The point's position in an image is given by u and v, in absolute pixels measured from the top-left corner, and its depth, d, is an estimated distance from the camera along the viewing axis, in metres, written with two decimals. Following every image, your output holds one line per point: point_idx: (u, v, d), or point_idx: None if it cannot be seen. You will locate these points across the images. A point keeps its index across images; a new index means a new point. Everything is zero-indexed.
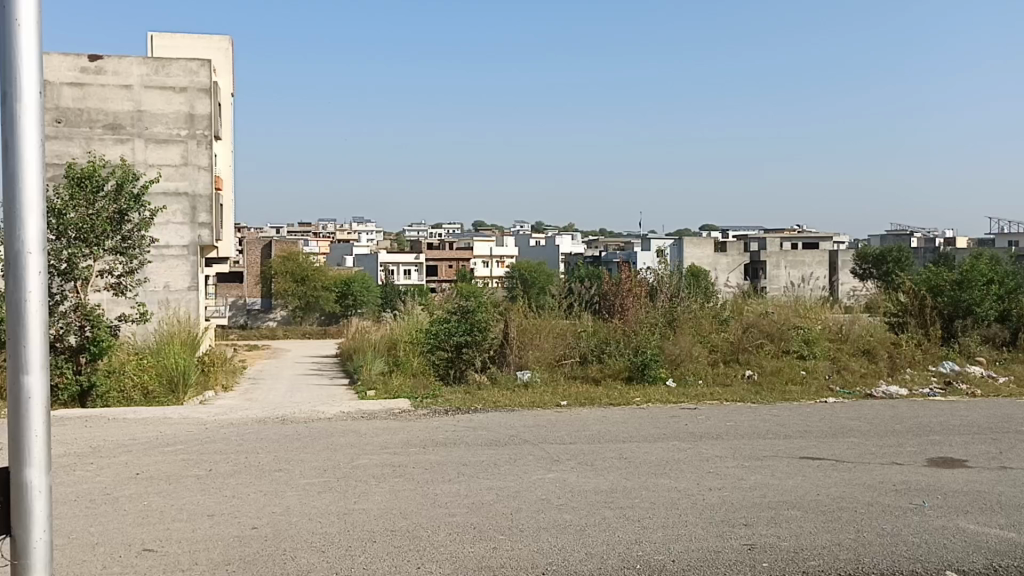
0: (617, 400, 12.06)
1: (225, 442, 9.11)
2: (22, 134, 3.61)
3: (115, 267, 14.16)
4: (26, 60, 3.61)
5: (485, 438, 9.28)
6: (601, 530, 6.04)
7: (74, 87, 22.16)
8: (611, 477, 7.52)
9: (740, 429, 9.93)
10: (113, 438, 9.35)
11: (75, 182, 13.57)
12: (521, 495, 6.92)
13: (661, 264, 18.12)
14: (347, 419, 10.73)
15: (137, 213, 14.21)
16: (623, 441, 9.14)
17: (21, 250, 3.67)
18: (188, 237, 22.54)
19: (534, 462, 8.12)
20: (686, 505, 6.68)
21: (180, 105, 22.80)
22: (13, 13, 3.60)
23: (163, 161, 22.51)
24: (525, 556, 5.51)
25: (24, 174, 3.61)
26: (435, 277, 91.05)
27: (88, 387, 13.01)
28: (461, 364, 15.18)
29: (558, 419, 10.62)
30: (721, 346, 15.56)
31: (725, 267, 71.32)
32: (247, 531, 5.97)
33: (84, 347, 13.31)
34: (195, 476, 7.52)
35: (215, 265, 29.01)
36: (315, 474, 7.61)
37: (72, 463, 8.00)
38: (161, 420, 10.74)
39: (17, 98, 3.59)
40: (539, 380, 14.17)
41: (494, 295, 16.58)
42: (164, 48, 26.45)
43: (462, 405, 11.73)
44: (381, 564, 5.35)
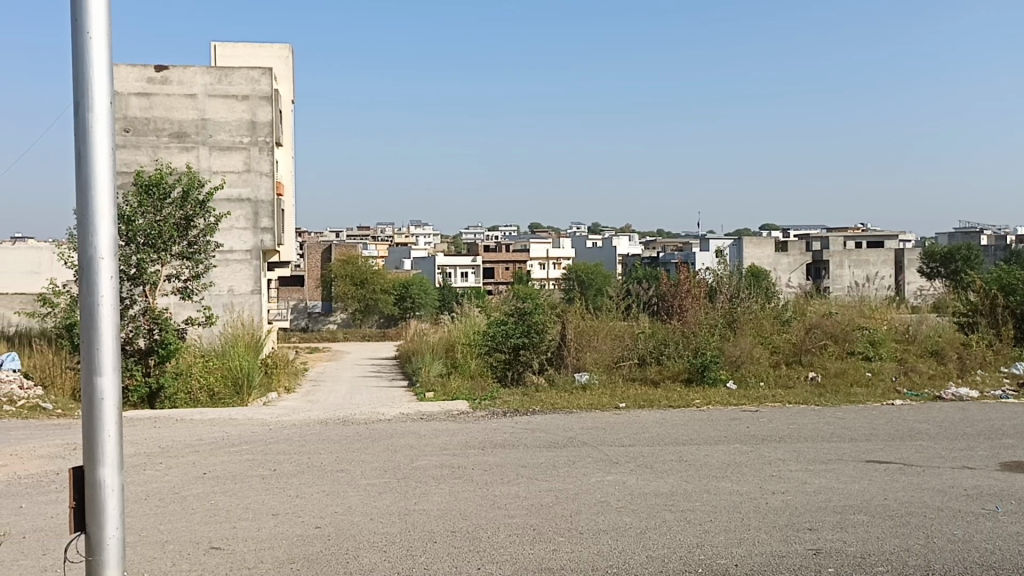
0: (677, 402, 11.95)
1: (289, 442, 9.29)
2: (93, 143, 3.74)
3: (182, 271, 14.62)
4: (98, 71, 3.73)
5: (544, 440, 9.28)
6: (663, 533, 5.99)
7: (141, 97, 22.77)
8: (671, 480, 7.46)
9: (804, 431, 9.76)
10: (180, 438, 9.61)
11: (143, 190, 13.92)
12: (580, 498, 6.90)
13: (720, 264, 17.89)
14: (408, 421, 10.84)
15: (202, 219, 14.53)
16: (683, 443, 9.04)
17: (93, 256, 3.79)
18: (251, 242, 23.04)
19: (592, 464, 8.09)
20: (749, 508, 6.58)
21: (242, 113, 23.31)
22: (84, 26, 3.72)
23: (226, 168, 23.06)
24: (585, 558, 5.49)
25: (95, 183, 3.74)
26: (492, 279, 91.31)
27: (156, 388, 13.42)
28: (519, 366, 15.23)
29: (617, 420, 10.57)
30: (782, 348, 15.32)
31: (786, 267, 70.13)
32: (311, 531, 6.06)
33: (153, 349, 13.74)
34: (259, 476, 7.68)
35: (277, 269, 29.56)
36: (376, 475, 7.71)
37: (143, 463, 8.23)
38: (227, 421, 11.00)
39: (89, 107, 3.72)
40: (597, 382, 14.13)
41: (551, 297, 16.60)
42: (226, 57, 27.04)
43: (520, 407, 11.76)
44: (442, 564, 5.39)
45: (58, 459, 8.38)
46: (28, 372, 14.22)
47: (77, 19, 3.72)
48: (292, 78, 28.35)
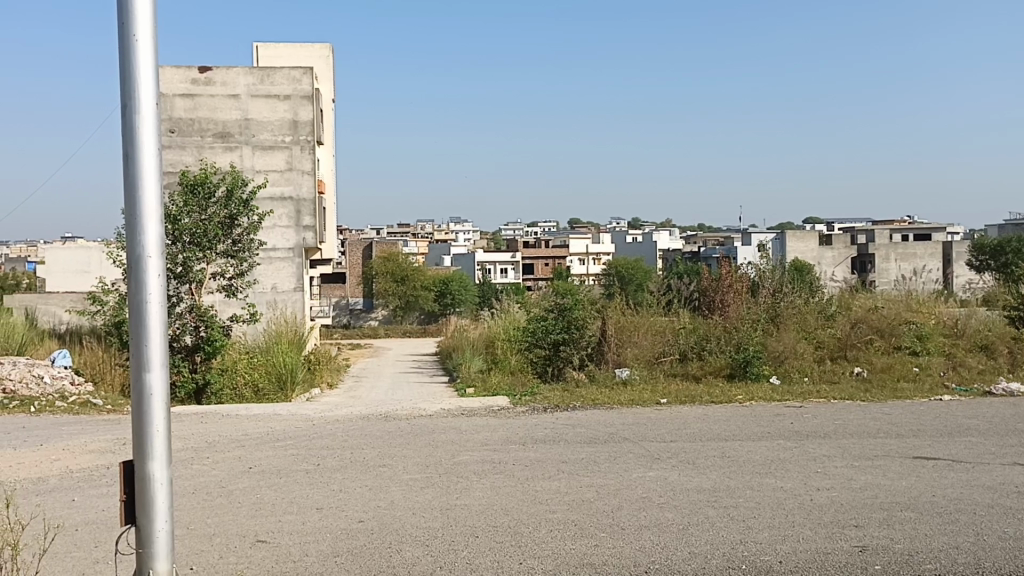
0: (719, 398, 11.84)
1: (332, 438, 9.40)
2: (140, 144, 3.83)
3: (227, 270, 14.79)
4: (145, 73, 3.81)
5: (584, 436, 9.26)
6: (705, 530, 5.95)
7: (186, 99, 23.22)
8: (713, 476, 7.40)
9: (849, 428, 9.62)
10: (226, 433, 9.78)
11: (188, 190, 14.20)
12: (621, 493, 6.88)
13: (763, 258, 17.69)
14: (448, 416, 10.90)
15: (246, 217, 14.73)
16: (725, 439, 8.97)
17: (141, 255, 3.88)
18: (294, 240, 23.32)
19: (633, 460, 8.07)
20: (793, 505, 6.51)
21: (284, 113, 23.52)
22: (131, 29, 3.80)
23: (269, 167, 23.36)
24: (627, 554, 5.48)
25: (143, 183, 3.83)
26: (532, 275, 91.22)
27: (203, 384, 13.67)
28: (559, 362, 15.19)
29: (658, 417, 10.50)
30: (827, 343, 15.11)
31: (831, 260, 69.03)
32: (354, 525, 6.12)
33: (199, 346, 13.95)
34: (304, 471, 7.78)
35: (319, 267, 29.87)
36: (418, 470, 7.77)
37: (190, 458, 8.39)
38: (271, 416, 11.15)
39: (135, 109, 3.81)
40: (637, 378, 14.04)
41: (591, 293, 16.51)
42: (268, 57, 27.38)
43: (560, 403, 11.75)
44: (484, 559, 5.41)
45: (109, 454, 8.58)
46: (79, 369, 14.55)
47: (124, 23, 3.81)
48: (332, 78, 28.59)
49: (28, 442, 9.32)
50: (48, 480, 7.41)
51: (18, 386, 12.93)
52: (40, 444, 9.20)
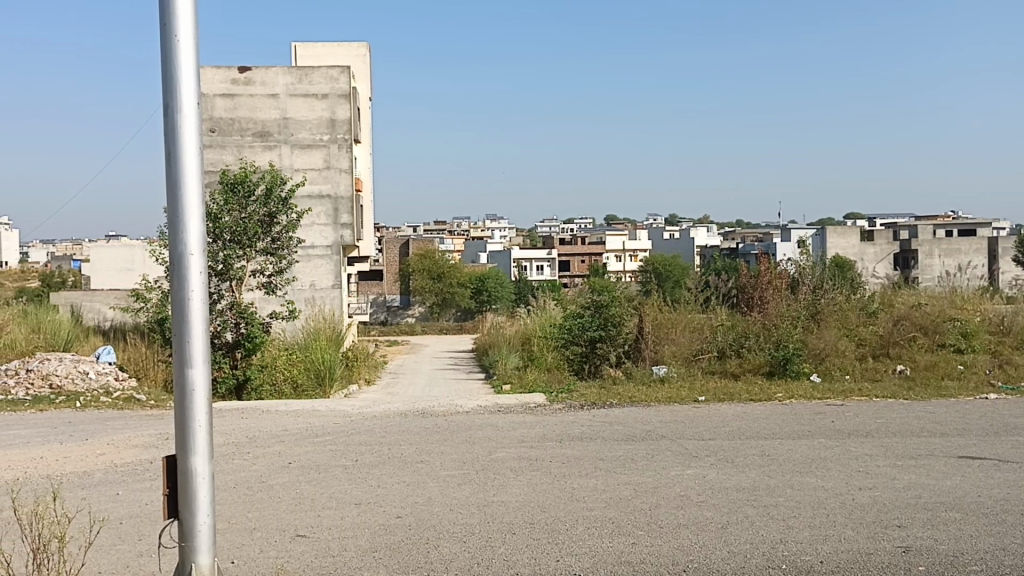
0: (758, 396, 11.72)
1: (370, 434, 9.46)
2: (182, 143, 3.89)
3: (266, 267, 14.94)
4: (185, 73, 3.87)
5: (622, 433, 9.21)
6: (744, 529, 5.88)
7: (226, 99, 23.56)
8: (752, 475, 7.32)
9: (891, 426, 9.47)
10: (266, 428, 9.90)
11: (228, 188, 14.37)
12: (659, 492, 6.84)
13: (803, 255, 17.47)
14: (485, 413, 10.93)
15: (285, 215, 14.91)
16: (765, 438, 8.87)
17: (183, 253, 3.94)
18: (331, 237, 23.52)
19: (671, 458, 8.01)
20: (834, 504, 6.42)
21: (322, 112, 23.72)
22: (172, 30, 3.86)
23: (307, 165, 23.59)
24: (665, 553, 5.44)
25: (184, 182, 3.88)
26: (569, 273, 91.02)
27: (243, 380, 13.87)
28: (595, 359, 15.16)
29: (695, 415, 10.42)
30: (869, 341, 14.88)
31: (872, 256, 67.97)
32: (392, 521, 6.16)
33: (239, 343, 14.22)
34: (342, 466, 7.85)
35: (356, 264, 30.09)
36: (456, 467, 7.79)
37: (231, 453, 8.51)
38: (310, 413, 11.27)
39: (177, 108, 3.88)
40: (675, 375, 13.96)
41: (628, 290, 16.41)
42: (305, 57, 27.64)
43: (596, 401, 11.70)
44: (521, 556, 5.42)
45: (152, 449, 8.73)
46: (123, 365, 14.85)
47: (165, 23, 3.86)
48: (369, 76, 28.77)
49: (75, 437, 9.51)
50: (94, 474, 7.56)
51: (64, 381, 13.21)
52: (87, 439, 9.38)
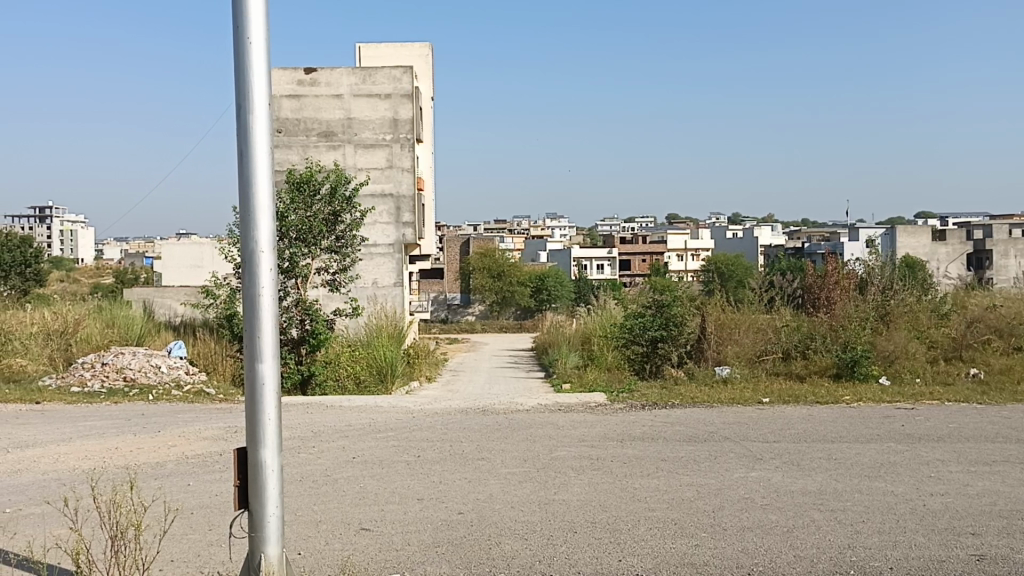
0: (825, 398, 11.52)
1: (432, 430, 9.56)
2: (254, 143, 4.11)
3: (331, 265, 15.19)
4: (257, 76, 4.11)
5: (684, 434, 9.14)
6: (811, 533, 5.79)
7: (292, 100, 24.04)
8: (819, 478, 7.19)
9: (964, 431, 9.20)
10: (330, 423, 10.08)
11: (294, 187, 14.67)
12: (722, 493, 6.77)
13: (871, 255, 17.05)
14: (546, 411, 10.96)
15: (349, 214, 15.14)
16: (832, 441, 8.70)
17: (254, 249, 4.16)
18: (394, 236, 23.80)
19: (735, 460, 7.92)
20: (905, 510, 6.27)
21: (385, 111, 23.99)
22: (245, 34, 4.09)
23: (370, 165, 23.91)
24: (730, 556, 5.38)
25: (256, 181, 4.11)
26: (629, 272, 90.39)
27: (308, 375, 14.13)
28: (657, 358, 15.04)
29: (760, 416, 10.28)
30: (940, 342, 14.52)
31: (945, 257, 65.92)
32: (454, 516, 6.22)
33: (304, 339, 14.42)
34: (405, 462, 7.94)
35: (417, 262, 30.34)
36: (517, 464, 7.83)
37: (297, 446, 8.68)
38: (373, 408, 11.43)
39: (250, 110, 4.11)
40: (738, 376, 13.79)
41: (689, 289, 16.24)
42: (369, 57, 27.99)
43: (659, 400, 11.65)
44: (582, 555, 5.41)
45: (221, 441, 8.96)
46: (193, 359, 15.26)
47: (238, 27, 4.09)
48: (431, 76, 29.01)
49: (148, 428, 9.82)
50: (166, 465, 7.79)
51: (137, 374, 13.63)
52: (159, 431, 9.67)
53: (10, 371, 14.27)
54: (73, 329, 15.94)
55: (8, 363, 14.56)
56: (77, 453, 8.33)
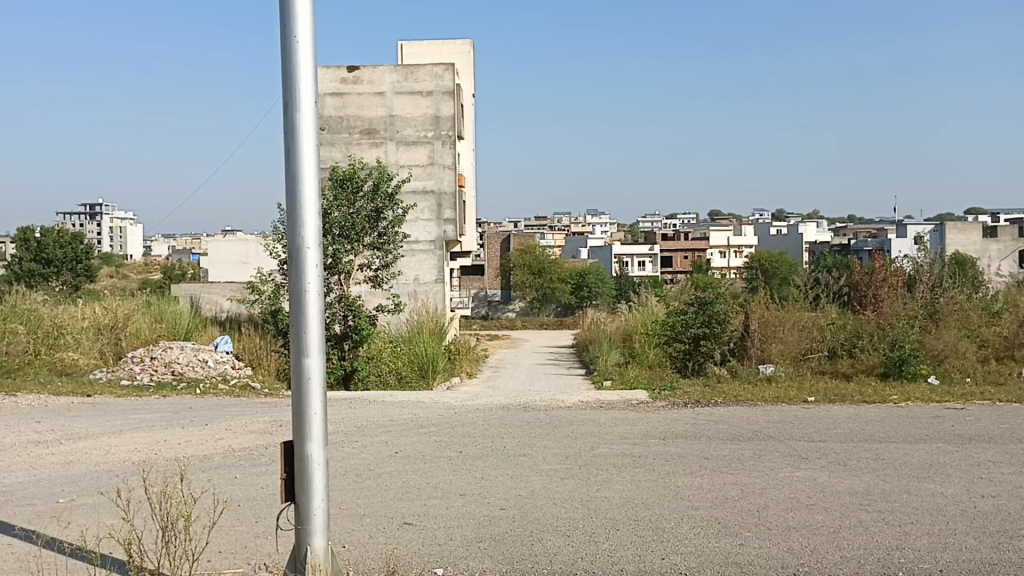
0: (872, 397, 11.35)
1: (473, 426, 9.59)
2: (300, 141, 4.18)
3: (373, 261, 15.32)
4: (303, 74, 4.18)
5: (728, 432, 9.06)
6: (857, 534, 5.71)
7: (335, 97, 24.23)
8: (867, 478, 7.09)
9: (1017, 432, 8.99)
10: (373, 418, 10.16)
11: (338, 184, 14.80)
12: (767, 493, 6.70)
13: (921, 252, 16.68)
14: (587, 409, 10.95)
15: (391, 211, 15.26)
16: (879, 441, 8.56)
17: (301, 246, 4.22)
18: (435, 232, 23.95)
19: (780, 459, 7.83)
20: (955, 512, 6.15)
21: (426, 109, 24.10)
22: (292, 33, 4.16)
23: (412, 162, 24.07)
24: (775, 555, 5.33)
25: (302, 176, 4.19)
26: (671, 268, 89.59)
27: (351, 370, 14.32)
28: (699, 356, 14.96)
29: (805, 415, 10.15)
30: (991, 342, 14.21)
31: (997, 255, 64.37)
32: (496, 512, 6.24)
33: (347, 335, 14.51)
34: (447, 457, 7.98)
35: (458, 259, 30.40)
36: (558, 461, 7.83)
37: (341, 441, 8.78)
38: (414, 403, 11.55)
39: (297, 108, 4.17)
40: (783, 374, 13.63)
41: (734, 287, 15.98)
42: (412, 54, 28.12)
43: (702, 398, 11.59)
44: (625, 553, 5.39)
45: (267, 435, 9.07)
46: (239, 354, 15.52)
47: (286, 26, 4.16)
48: (473, 74, 29.08)
49: (195, 421, 9.99)
50: (213, 457, 7.92)
51: (185, 369, 13.87)
52: (206, 424, 9.83)
53: (63, 364, 14.59)
54: (122, 324, 16.28)
55: (61, 355, 14.87)
56: (128, 445, 8.50)
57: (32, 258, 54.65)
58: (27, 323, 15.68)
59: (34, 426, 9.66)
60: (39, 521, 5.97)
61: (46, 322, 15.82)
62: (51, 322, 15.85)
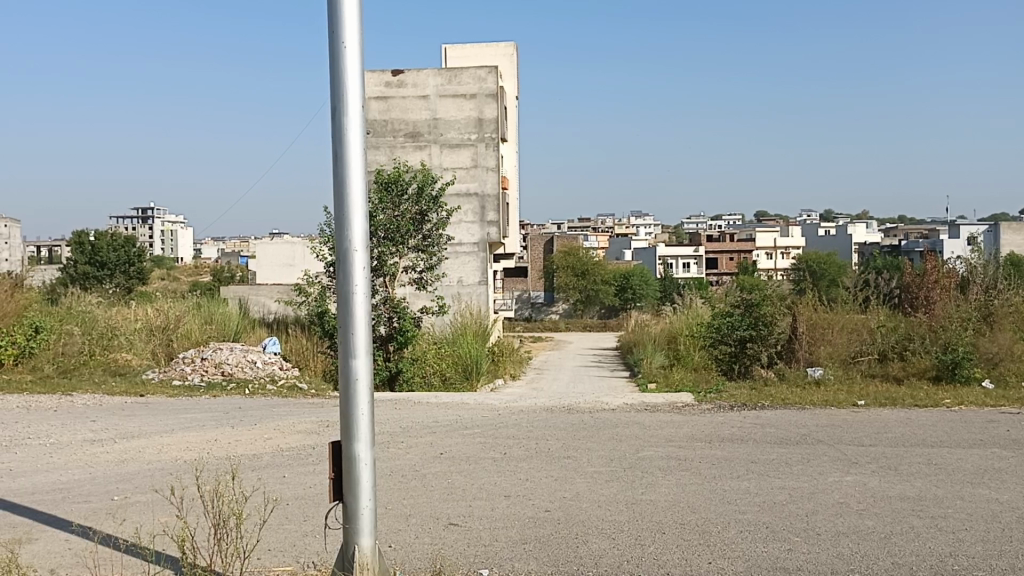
0: (924, 401, 11.10)
1: (517, 428, 9.62)
2: (348, 146, 4.24)
3: (418, 264, 15.42)
4: (350, 78, 4.23)
5: (775, 436, 8.97)
6: (910, 540, 5.61)
7: (380, 101, 24.49)
8: (918, 484, 6.95)
9: None
10: (418, 419, 10.25)
11: (382, 187, 14.95)
12: (816, 497, 6.61)
13: (975, 253, 16.35)
14: (632, 411, 10.92)
15: (435, 213, 15.35)
16: (931, 446, 8.39)
17: (349, 248, 4.28)
18: (478, 235, 24.03)
19: (829, 463, 7.71)
20: (1011, 519, 6.00)
21: (470, 111, 24.21)
22: (340, 38, 4.22)
23: (456, 164, 24.18)
24: (824, 561, 5.26)
25: (349, 180, 4.25)
26: (716, 270, 88.71)
27: (396, 372, 14.39)
28: (745, 359, 14.79)
29: (855, 419, 9.99)
30: None
31: None
32: (541, 514, 6.26)
33: (393, 337, 14.58)
34: (492, 459, 8.01)
35: (502, 261, 30.46)
36: (603, 463, 7.81)
37: (387, 441, 8.86)
38: (459, 405, 11.61)
39: (344, 113, 4.24)
40: (831, 377, 13.43)
41: (781, 287, 15.69)
42: (456, 57, 28.32)
43: (749, 401, 11.45)
44: (671, 556, 5.37)
45: (314, 435, 9.20)
46: (286, 355, 15.75)
47: (334, 31, 4.22)
48: (517, 76, 29.18)
49: (245, 421, 10.17)
50: (263, 456, 8.05)
51: (234, 369, 14.12)
52: (255, 424, 9.99)
53: (117, 365, 14.92)
54: (173, 325, 16.64)
55: (115, 356, 15.22)
56: (179, 444, 8.68)
57: (87, 261, 56.06)
58: (83, 325, 16.08)
59: (90, 426, 9.91)
60: (96, 517, 6.13)
61: (101, 324, 16.21)
62: (105, 324, 16.23)
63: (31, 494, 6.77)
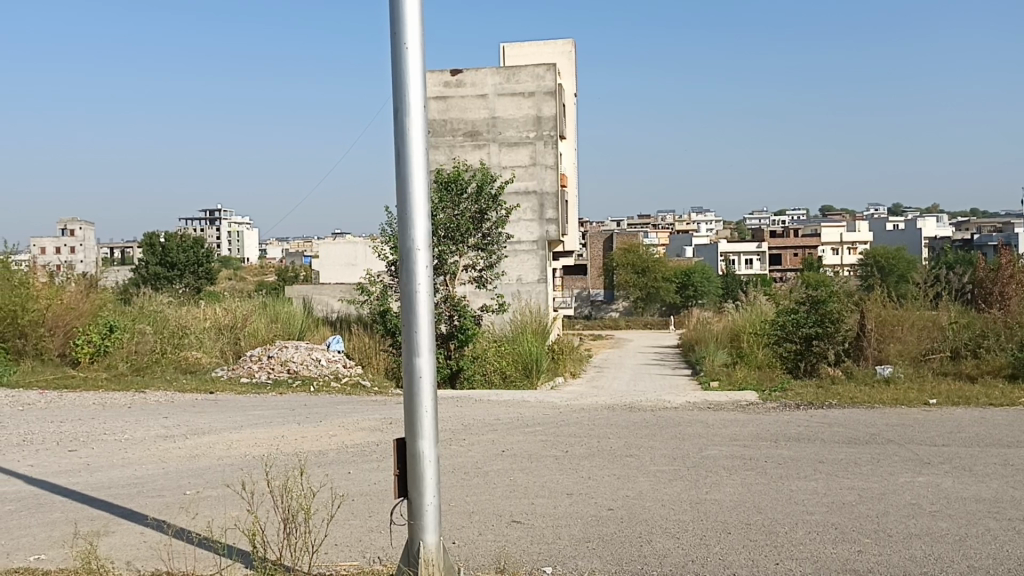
0: (999, 400, 10.75)
1: (579, 426, 9.59)
2: (410, 146, 4.28)
3: (477, 262, 15.48)
4: (412, 82, 4.27)
5: (843, 435, 8.77)
6: (986, 542, 5.44)
7: (439, 101, 24.70)
8: (993, 485, 6.73)
9: None
10: (479, 417, 10.30)
11: (442, 187, 15.11)
12: (887, 498, 6.45)
13: None
14: (696, 409, 10.80)
15: (495, 212, 15.42)
16: (1007, 446, 8.12)
17: (411, 248, 4.33)
18: (537, 232, 24.02)
19: (900, 463, 7.52)
20: None
21: (529, 109, 24.24)
22: (402, 40, 4.26)
23: (514, 163, 24.22)
24: (896, 563, 5.14)
25: (412, 179, 4.29)
26: (779, 266, 87.06)
27: (457, 369, 14.46)
28: (812, 357, 14.57)
29: (927, 418, 9.73)
30: None
31: None
32: (604, 513, 6.23)
33: (453, 334, 14.68)
34: (553, 456, 8.02)
35: (561, 259, 30.35)
36: (666, 462, 7.74)
37: (449, 439, 8.94)
38: (520, 402, 11.65)
39: (405, 114, 4.29)
40: (901, 376, 13.07)
41: (848, 284, 15.31)
42: (514, 56, 28.37)
43: (814, 400, 11.25)
44: (737, 557, 5.29)
45: (378, 432, 9.31)
46: (350, 353, 15.99)
47: (397, 33, 4.27)
48: (575, 74, 29.12)
49: (310, 418, 10.35)
50: (328, 453, 8.19)
51: (299, 367, 14.37)
52: (321, 421, 10.16)
53: (187, 363, 15.35)
54: (241, 324, 17.05)
55: (185, 354, 15.66)
56: (248, 440, 8.89)
57: (157, 262, 57.62)
58: (154, 324, 16.58)
59: (162, 422, 10.20)
60: (169, 511, 6.31)
61: (172, 323, 16.68)
62: (175, 322, 16.70)
63: (107, 488, 7.00)
